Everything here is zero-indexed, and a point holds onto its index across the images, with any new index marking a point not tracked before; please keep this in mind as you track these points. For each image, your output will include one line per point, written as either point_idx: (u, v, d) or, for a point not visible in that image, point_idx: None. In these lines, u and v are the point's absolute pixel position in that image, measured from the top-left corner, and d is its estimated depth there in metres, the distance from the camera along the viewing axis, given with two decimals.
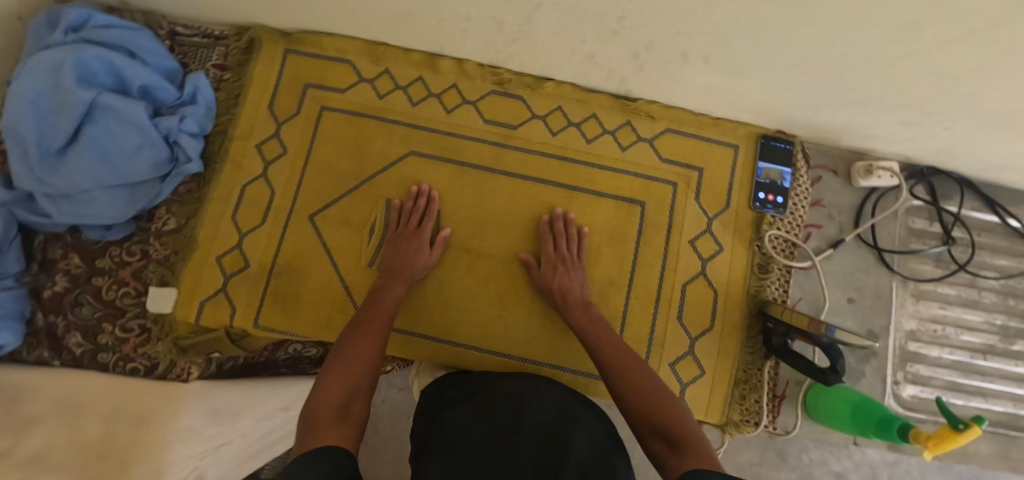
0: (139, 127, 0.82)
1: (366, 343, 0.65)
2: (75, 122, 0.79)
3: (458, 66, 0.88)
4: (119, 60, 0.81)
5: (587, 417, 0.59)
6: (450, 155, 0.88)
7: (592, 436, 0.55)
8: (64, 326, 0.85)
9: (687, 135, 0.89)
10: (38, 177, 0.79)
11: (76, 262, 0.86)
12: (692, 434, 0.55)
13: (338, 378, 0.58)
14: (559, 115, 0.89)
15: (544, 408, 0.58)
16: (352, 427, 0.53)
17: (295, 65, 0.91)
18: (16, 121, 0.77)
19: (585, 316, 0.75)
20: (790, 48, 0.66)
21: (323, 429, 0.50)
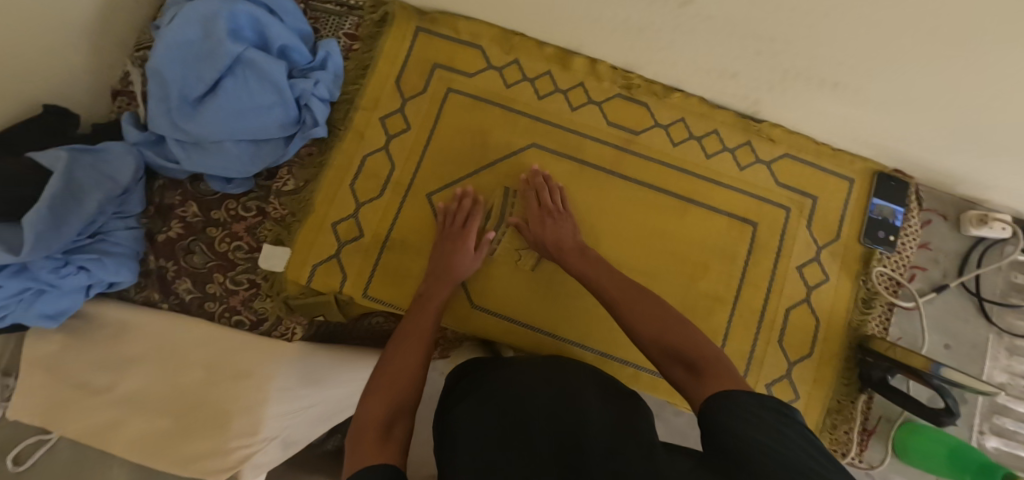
0: (276, 87, 0.82)
1: (406, 356, 0.62)
2: (216, 74, 0.80)
3: (590, 66, 0.88)
4: (265, 17, 0.82)
5: (587, 385, 0.57)
6: (571, 152, 0.88)
7: (611, 406, 0.53)
8: (175, 272, 0.86)
9: (806, 163, 0.89)
10: (174, 122, 0.80)
11: (192, 210, 0.87)
12: (705, 349, 0.52)
13: (380, 395, 0.56)
14: (681, 127, 0.89)
15: (548, 388, 0.56)
16: (396, 446, 0.50)
17: (425, 43, 0.91)
18: (163, 65, 0.78)
19: (585, 260, 0.73)
20: (950, 92, 0.67)
21: (366, 453, 0.48)
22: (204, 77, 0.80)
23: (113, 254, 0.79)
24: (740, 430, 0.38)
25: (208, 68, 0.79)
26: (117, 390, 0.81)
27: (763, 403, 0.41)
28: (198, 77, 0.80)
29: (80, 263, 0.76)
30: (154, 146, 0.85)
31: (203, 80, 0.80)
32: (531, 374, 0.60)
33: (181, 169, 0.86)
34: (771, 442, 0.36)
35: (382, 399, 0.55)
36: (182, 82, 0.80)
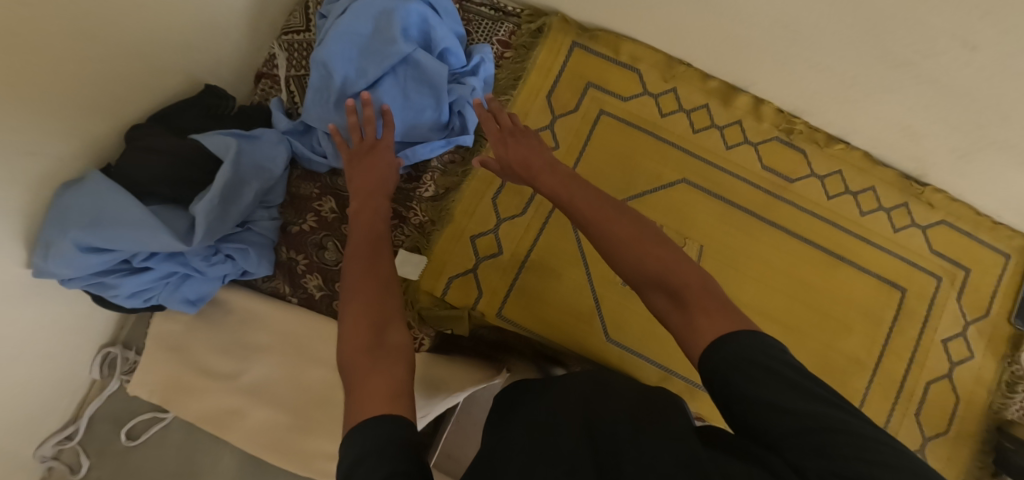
0: (435, 93, 0.78)
1: (371, 263, 0.53)
2: (377, 73, 0.77)
3: (754, 105, 0.85)
4: (434, 18, 0.78)
5: (628, 391, 0.52)
6: (721, 192, 0.86)
7: (642, 405, 0.48)
8: (305, 266, 0.85)
9: (964, 233, 0.85)
10: (328, 115, 0.78)
11: (329, 206, 0.85)
12: (691, 275, 0.46)
13: (366, 308, 0.48)
14: (838, 179, 0.86)
15: (573, 391, 0.52)
16: (392, 371, 0.43)
17: (580, 60, 0.88)
18: (330, 57, 0.76)
19: (557, 179, 0.62)
20: None
21: (363, 391, 0.41)
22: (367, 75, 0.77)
23: (255, 245, 0.77)
24: (738, 397, 0.36)
25: (371, 67, 0.77)
26: (244, 380, 0.80)
27: (766, 348, 0.38)
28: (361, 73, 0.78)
29: (228, 252, 0.74)
30: (301, 137, 0.83)
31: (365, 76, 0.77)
32: (569, 382, 0.55)
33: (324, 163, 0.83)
34: (787, 403, 0.34)
35: (367, 313, 0.47)
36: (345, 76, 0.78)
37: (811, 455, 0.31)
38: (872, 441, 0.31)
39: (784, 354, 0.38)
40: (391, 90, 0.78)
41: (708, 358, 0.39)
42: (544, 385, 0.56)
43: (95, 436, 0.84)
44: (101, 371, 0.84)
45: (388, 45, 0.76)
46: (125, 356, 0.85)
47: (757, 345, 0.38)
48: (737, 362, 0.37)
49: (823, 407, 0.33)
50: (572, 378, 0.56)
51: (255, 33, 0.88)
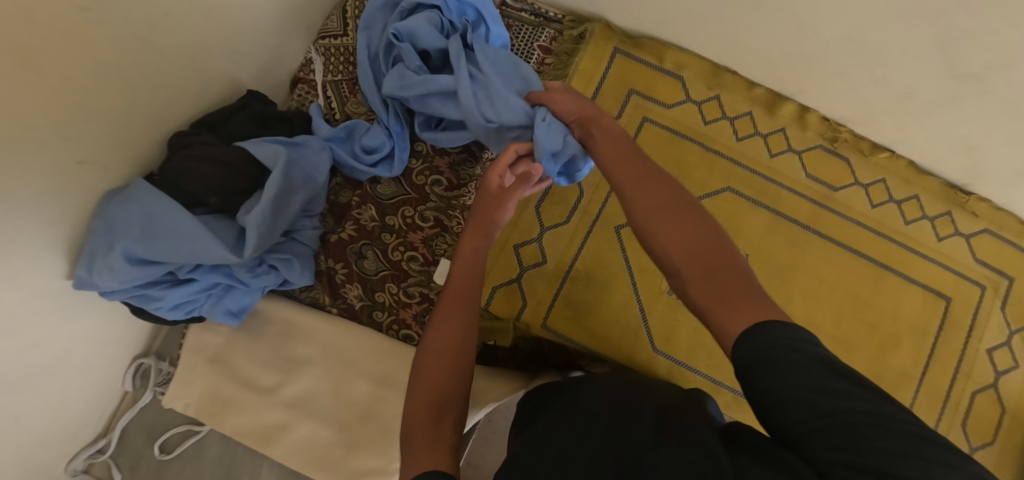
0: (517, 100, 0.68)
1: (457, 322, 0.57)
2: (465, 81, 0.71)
3: (799, 113, 0.84)
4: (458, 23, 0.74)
5: (652, 394, 0.52)
6: (765, 201, 0.85)
7: (665, 408, 0.49)
8: (344, 276, 0.83)
9: (1008, 242, 0.85)
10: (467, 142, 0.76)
11: (369, 214, 0.84)
12: (730, 256, 0.40)
13: (434, 374, 0.53)
14: (882, 188, 0.85)
15: (597, 395, 0.52)
16: (448, 438, 0.49)
17: (623, 68, 0.87)
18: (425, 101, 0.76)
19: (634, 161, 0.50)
20: None
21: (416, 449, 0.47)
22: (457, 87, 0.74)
23: (300, 255, 0.75)
24: (772, 395, 0.32)
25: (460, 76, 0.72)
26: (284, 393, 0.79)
27: (817, 356, 0.33)
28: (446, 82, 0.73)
29: (272, 263, 0.72)
30: (342, 144, 0.81)
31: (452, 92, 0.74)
32: (593, 384, 0.55)
33: (368, 171, 0.82)
34: (829, 404, 0.31)
35: (436, 377, 0.52)
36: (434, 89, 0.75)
37: (840, 454, 0.30)
38: (902, 441, 0.28)
39: (816, 347, 0.33)
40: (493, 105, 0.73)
41: (738, 349, 0.35)
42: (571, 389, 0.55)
43: (128, 449, 0.82)
44: (134, 382, 0.82)
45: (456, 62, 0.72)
46: (159, 368, 0.83)
47: (798, 348, 0.33)
48: (768, 371, 0.33)
49: (865, 408, 0.30)
50: (597, 383, 0.55)
51: (291, 38, 0.86)
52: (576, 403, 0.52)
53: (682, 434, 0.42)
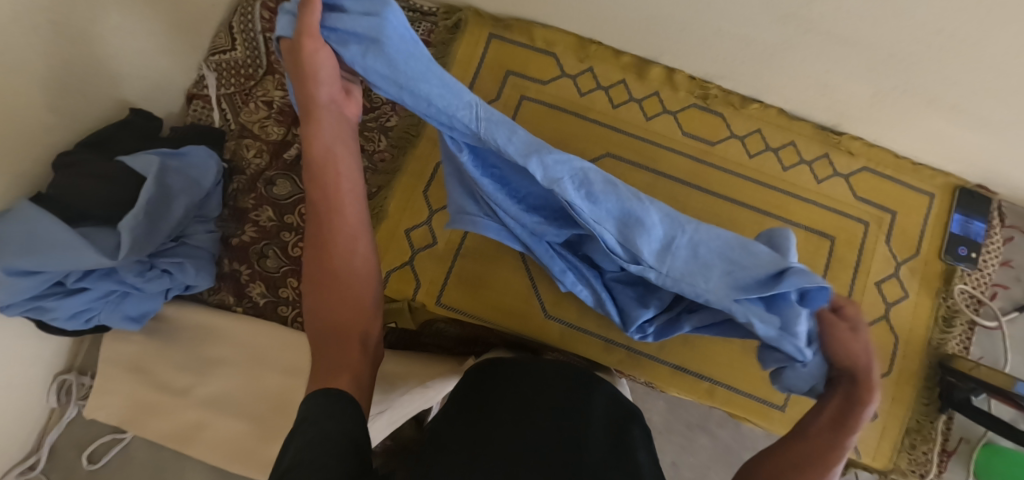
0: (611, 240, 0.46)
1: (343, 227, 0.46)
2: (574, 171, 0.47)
3: (667, 75, 0.87)
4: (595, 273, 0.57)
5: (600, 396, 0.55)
6: (646, 162, 0.87)
7: (617, 409, 0.55)
8: (248, 276, 0.87)
9: (885, 177, 0.88)
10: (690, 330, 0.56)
11: (267, 214, 0.88)
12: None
13: (326, 297, 0.45)
14: (758, 138, 0.88)
15: (544, 387, 0.54)
16: (354, 366, 0.42)
17: (499, 50, 0.91)
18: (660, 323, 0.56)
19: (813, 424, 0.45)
20: None
21: (321, 372, 0.41)
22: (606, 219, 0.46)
23: (194, 257, 0.79)
24: None
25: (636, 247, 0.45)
26: (197, 394, 0.81)
27: None
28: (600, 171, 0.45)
29: (163, 266, 0.76)
30: None
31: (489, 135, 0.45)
32: (542, 371, 0.57)
33: None
34: None
35: (332, 299, 0.45)
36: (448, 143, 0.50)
37: None
38: None
39: None
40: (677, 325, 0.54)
41: None
42: (516, 373, 0.57)
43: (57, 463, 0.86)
44: (58, 398, 0.85)
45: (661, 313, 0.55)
46: (81, 382, 0.86)
47: None
48: None
49: None
50: (547, 370, 0.57)
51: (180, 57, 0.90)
52: (519, 393, 0.54)
53: (630, 445, 0.49)
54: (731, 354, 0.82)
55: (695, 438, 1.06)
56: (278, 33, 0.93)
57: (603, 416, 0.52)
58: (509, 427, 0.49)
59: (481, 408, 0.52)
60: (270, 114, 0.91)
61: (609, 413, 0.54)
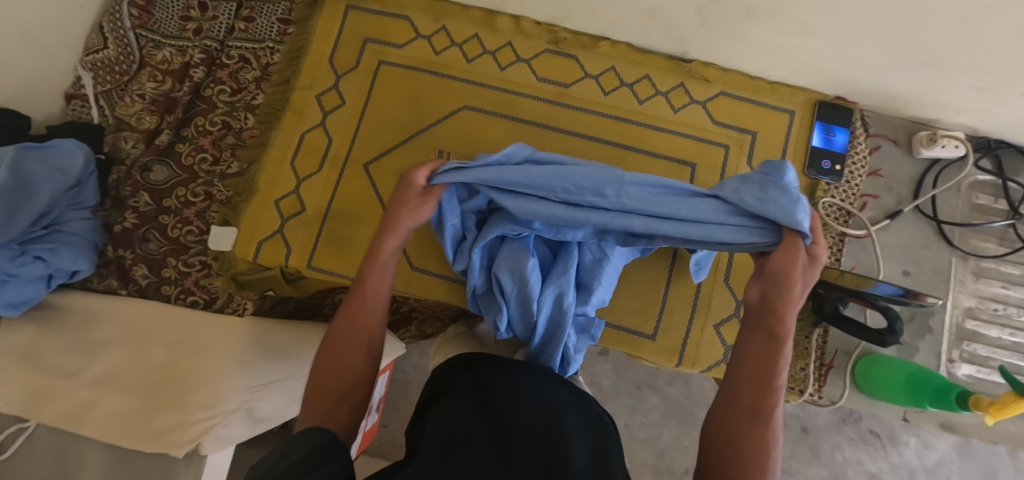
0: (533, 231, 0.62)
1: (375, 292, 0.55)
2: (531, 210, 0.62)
3: (516, 24, 0.90)
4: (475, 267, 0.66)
5: (577, 411, 0.52)
6: (504, 110, 0.89)
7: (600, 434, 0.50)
8: (133, 260, 0.91)
9: (744, 100, 0.87)
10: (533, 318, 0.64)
11: (144, 200, 0.91)
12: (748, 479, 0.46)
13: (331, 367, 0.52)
14: (613, 75, 0.89)
15: (532, 398, 0.51)
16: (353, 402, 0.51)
17: (355, 19, 0.94)
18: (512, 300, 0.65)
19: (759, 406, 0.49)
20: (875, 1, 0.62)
21: (315, 417, 0.48)
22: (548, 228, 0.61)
23: (69, 244, 0.83)
24: None
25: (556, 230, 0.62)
26: (87, 374, 0.79)
27: None
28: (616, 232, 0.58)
29: (37, 253, 0.79)
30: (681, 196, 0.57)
31: (670, 203, 0.56)
32: (529, 381, 0.54)
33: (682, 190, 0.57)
34: None
35: (324, 392, 0.50)
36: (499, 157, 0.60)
37: None
38: None
39: None
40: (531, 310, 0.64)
41: None
42: (518, 379, 0.53)
43: None
44: None
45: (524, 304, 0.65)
46: None
47: None
48: None
49: None
50: (530, 381, 0.54)
51: None
52: (510, 397, 0.50)
53: (607, 459, 0.46)
54: None
55: (605, 384, 1.07)
56: (148, 28, 0.97)
57: (584, 440, 0.48)
58: (486, 435, 0.45)
59: (462, 400, 0.50)
60: (145, 105, 0.95)
61: (585, 431, 0.49)
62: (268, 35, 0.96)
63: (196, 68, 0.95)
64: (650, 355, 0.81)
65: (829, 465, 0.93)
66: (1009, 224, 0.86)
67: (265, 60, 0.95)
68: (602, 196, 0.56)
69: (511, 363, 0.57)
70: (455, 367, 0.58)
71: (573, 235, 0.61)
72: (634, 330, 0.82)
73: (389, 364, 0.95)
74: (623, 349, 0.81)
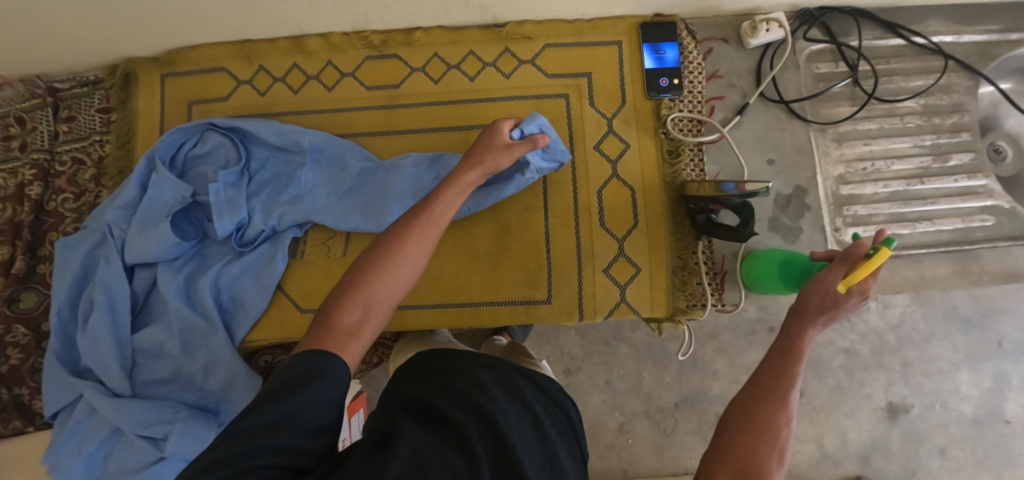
0: (165, 239, 0.81)
1: (381, 293, 0.51)
2: (109, 220, 0.83)
3: (326, 42, 0.88)
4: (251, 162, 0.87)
5: (543, 397, 0.58)
6: (343, 130, 0.89)
7: (554, 418, 0.56)
8: (31, 395, 0.87)
9: (568, 45, 0.87)
10: (331, 182, 0.84)
11: (22, 331, 0.88)
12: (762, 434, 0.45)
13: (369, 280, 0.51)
14: (437, 61, 0.88)
15: (501, 381, 0.56)
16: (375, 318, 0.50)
17: (173, 87, 0.92)
18: (304, 139, 0.84)
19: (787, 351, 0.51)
20: None
21: (329, 343, 0.46)
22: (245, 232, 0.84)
23: None
24: None
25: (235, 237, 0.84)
26: None
27: None
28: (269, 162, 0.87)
29: None
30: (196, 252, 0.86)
31: (271, 203, 0.85)
32: (489, 372, 0.58)
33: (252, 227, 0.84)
34: None
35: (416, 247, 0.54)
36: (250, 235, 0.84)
37: None
38: None
39: None
40: (337, 182, 0.84)
41: None
42: (474, 369, 0.58)
43: None
44: None
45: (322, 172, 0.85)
46: None
47: None
48: None
49: None
50: (491, 374, 0.56)
51: None
52: (474, 383, 0.54)
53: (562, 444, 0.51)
54: (477, 274, 0.83)
55: (574, 351, 1.07)
56: None
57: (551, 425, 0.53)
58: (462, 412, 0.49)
59: (431, 389, 0.55)
60: None
61: (545, 410, 0.55)
62: (92, 129, 0.93)
63: (31, 185, 0.91)
64: (548, 320, 0.82)
65: None
66: (852, 84, 0.88)
67: (98, 155, 0.93)
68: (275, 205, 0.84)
69: (481, 361, 0.61)
70: (422, 367, 0.64)
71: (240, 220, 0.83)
72: (528, 299, 0.82)
73: (356, 405, 0.96)
74: (522, 321, 0.82)
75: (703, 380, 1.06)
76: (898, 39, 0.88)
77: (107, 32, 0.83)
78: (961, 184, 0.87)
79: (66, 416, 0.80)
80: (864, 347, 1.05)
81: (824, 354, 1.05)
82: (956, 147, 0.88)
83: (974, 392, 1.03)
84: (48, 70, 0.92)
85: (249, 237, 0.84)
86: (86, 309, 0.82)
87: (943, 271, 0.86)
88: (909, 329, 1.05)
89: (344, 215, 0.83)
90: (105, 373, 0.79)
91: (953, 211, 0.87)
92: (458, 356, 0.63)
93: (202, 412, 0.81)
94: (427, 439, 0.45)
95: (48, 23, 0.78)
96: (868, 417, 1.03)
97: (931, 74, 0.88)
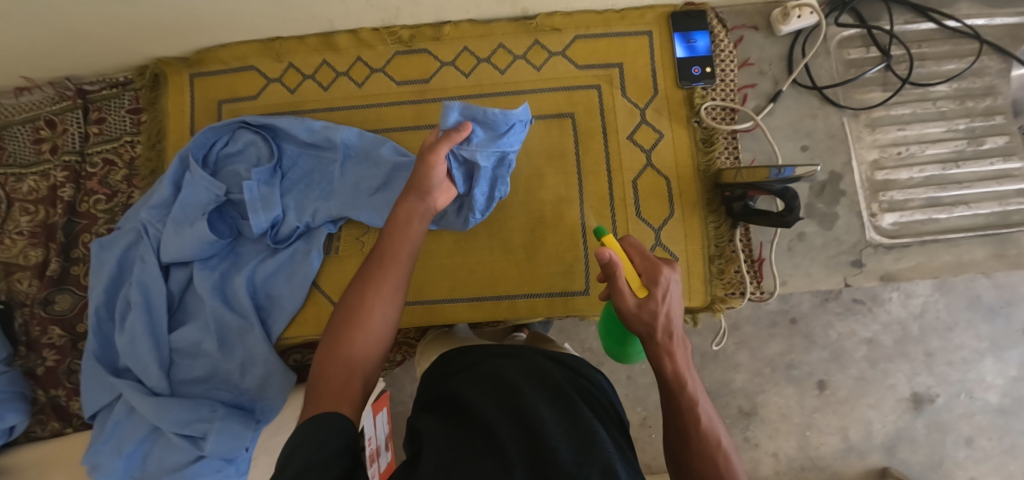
0: (200, 240, 0.80)
1: (358, 344, 0.51)
2: (144, 220, 0.83)
3: (355, 38, 0.88)
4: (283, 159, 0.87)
5: (576, 380, 0.58)
6: (374, 126, 0.89)
7: (594, 405, 0.55)
8: (68, 396, 0.88)
9: (599, 36, 0.87)
10: (365, 176, 0.84)
11: (57, 333, 0.88)
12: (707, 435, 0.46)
13: (348, 328, 0.52)
14: (467, 55, 0.88)
15: (529, 372, 0.56)
16: (362, 362, 0.51)
17: (203, 86, 0.92)
18: (336, 134, 0.84)
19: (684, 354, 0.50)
20: None
21: (321, 405, 0.46)
22: (279, 230, 0.84)
23: None
24: None
25: (270, 234, 0.84)
26: None
27: None
28: (299, 159, 0.87)
29: None
30: (229, 253, 0.86)
31: (304, 200, 0.85)
32: (517, 364, 0.58)
33: (289, 224, 0.84)
34: None
35: (392, 279, 0.56)
36: (285, 232, 0.84)
37: None
38: None
39: None
40: (369, 175, 0.84)
41: None
42: (501, 364, 0.58)
43: None
44: None
45: (354, 166, 0.85)
46: None
47: None
48: None
49: None
50: (516, 367, 0.57)
51: None
52: (500, 379, 0.54)
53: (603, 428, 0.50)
54: (512, 267, 0.82)
55: (596, 346, 1.07)
56: (3, 163, 0.92)
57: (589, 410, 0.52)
58: (494, 410, 0.49)
59: (462, 386, 0.56)
60: (24, 240, 0.90)
61: (581, 396, 0.55)
62: (123, 130, 0.94)
63: (64, 187, 0.91)
64: (586, 311, 0.82)
65: (829, 344, 1.04)
66: (884, 69, 0.87)
67: (129, 156, 0.93)
68: (308, 202, 0.85)
69: (500, 351, 0.62)
70: (448, 363, 0.65)
71: (274, 216, 0.82)
72: (564, 290, 0.82)
73: (382, 402, 0.94)
74: (559, 313, 0.82)
75: (725, 373, 1.05)
76: (930, 23, 0.87)
77: (138, 31, 0.82)
78: (997, 167, 0.86)
79: (105, 417, 0.80)
80: (887, 336, 1.04)
81: (852, 344, 1.04)
82: (991, 130, 0.87)
83: (1000, 381, 1.02)
84: (78, 73, 0.92)
85: (284, 234, 0.84)
86: (125, 309, 0.82)
87: (979, 255, 0.85)
88: (933, 317, 1.03)
89: (380, 211, 0.83)
90: (144, 371, 0.79)
91: (989, 194, 0.86)
92: (478, 350, 0.64)
93: (239, 410, 0.81)
94: (463, 445, 0.46)
95: (83, 24, 0.78)
96: (893, 407, 1.03)
97: (963, 58, 0.88)
